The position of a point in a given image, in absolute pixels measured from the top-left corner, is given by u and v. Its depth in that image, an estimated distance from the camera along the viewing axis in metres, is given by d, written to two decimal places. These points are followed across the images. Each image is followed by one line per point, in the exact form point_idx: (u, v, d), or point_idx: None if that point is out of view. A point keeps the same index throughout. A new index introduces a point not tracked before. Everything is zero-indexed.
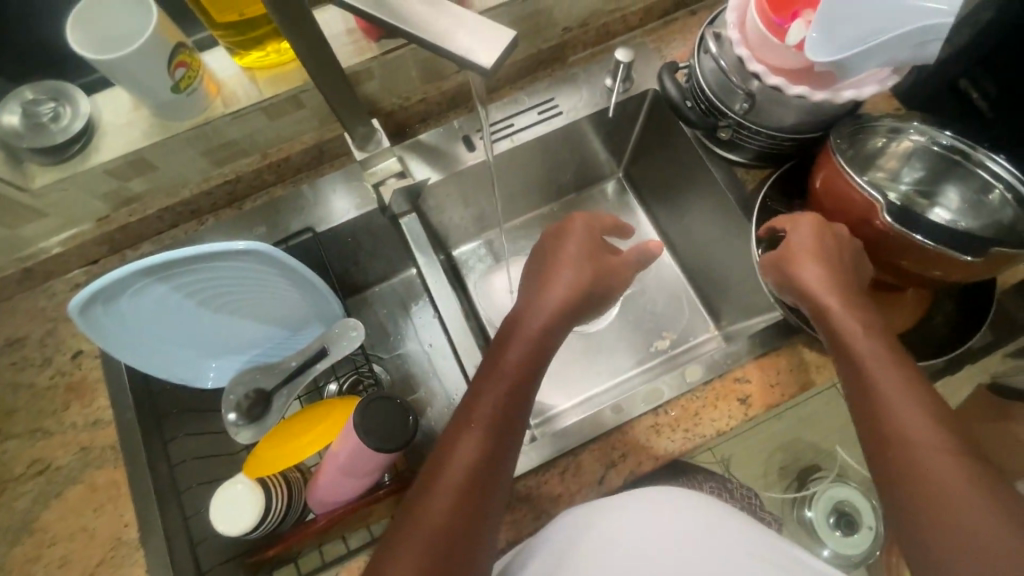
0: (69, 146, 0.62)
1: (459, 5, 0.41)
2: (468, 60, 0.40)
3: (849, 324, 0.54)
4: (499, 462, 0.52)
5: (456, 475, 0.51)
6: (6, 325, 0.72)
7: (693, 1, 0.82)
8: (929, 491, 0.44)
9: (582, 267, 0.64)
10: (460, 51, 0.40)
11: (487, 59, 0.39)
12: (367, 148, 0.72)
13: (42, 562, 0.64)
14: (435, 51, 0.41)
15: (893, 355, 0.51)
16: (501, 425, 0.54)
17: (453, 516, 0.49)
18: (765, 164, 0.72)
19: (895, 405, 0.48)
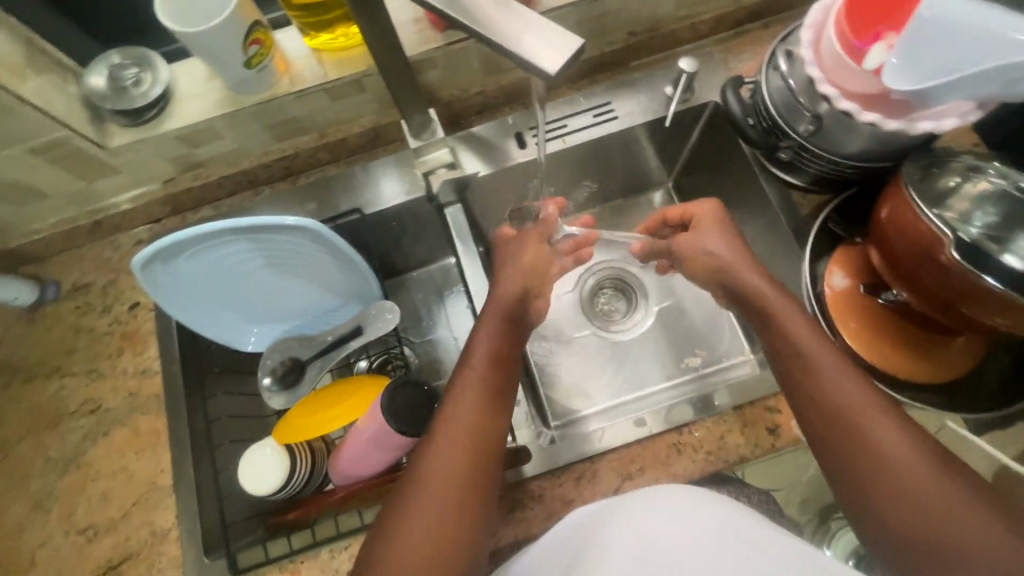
0: (148, 110, 0.66)
1: (527, 7, 0.41)
2: (532, 65, 0.40)
3: (810, 349, 0.54)
4: (487, 449, 0.55)
5: (444, 466, 0.53)
6: (75, 271, 0.78)
7: (767, 13, 0.80)
8: (897, 485, 0.47)
9: (517, 275, 0.65)
10: (525, 55, 0.40)
11: (551, 66, 0.40)
12: (421, 137, 0.70)
13: (85, 494, 0.69)
14: (500, 52, 0.41)
15: (836, 362, 0.53)
16: (483, 413, 0.56)
17: (447, 502, 0.52)
18: (824, 189, 0.71)
19: (835, 386, 0.51)
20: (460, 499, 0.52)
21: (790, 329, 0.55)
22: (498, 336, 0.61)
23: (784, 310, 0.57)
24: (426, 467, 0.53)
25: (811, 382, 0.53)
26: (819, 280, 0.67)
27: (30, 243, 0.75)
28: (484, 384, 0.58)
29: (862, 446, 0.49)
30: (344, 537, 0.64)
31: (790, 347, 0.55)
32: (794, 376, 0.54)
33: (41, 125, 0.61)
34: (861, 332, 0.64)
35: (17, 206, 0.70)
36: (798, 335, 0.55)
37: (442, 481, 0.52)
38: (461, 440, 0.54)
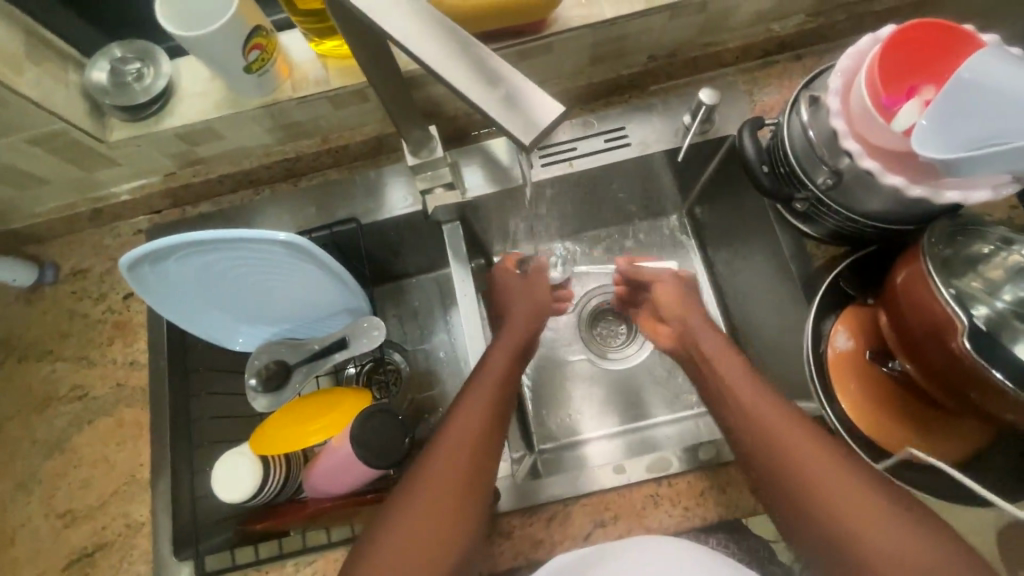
0: (148, 107, 0.66)
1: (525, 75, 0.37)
2: (505, 128, 0.36)
3: (722, 364, 0.60)
4: (490, 454, 0.57)
5: (452, 468, 0.55)
6: (75, 256, 0.78)
7: (801, 44, 0.75)
8: (810, 485, 0.49)
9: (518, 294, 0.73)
10: (500, 115, 0.36)
11: (524, 134, 0.35)
12: (418, 155, 0.65)
13: (66, 479, 0.70)
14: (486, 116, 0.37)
15: (740, 374, 0.59)
16: (492, 420, 0.59)
17: (449, 505, 0.53)
18: (841, 243, 0.66)
19: (789, 437, 0.52)
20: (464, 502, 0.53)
21: (734, 385, 0.58)
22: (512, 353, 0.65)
23: (728, 369, 0.60)
24: (433, 466, 0.55)
25: (768, 434, 0.53)
26: (822, 338, 0.63)
27: (32, 225, 0.76)
28: (496, 390, 0.61)
29: (823, 496, 0.48)
30: (310, 554, 0.65)
31: (740, 406, 0.56)
32: (746, 431, 0.55)
33: (39, 117, 0.60)
34: (859, 397, 0.61)
35: (19, 190, 0.71)
36: (740, 392, 0.57)
37: (449, 482, 0.54)
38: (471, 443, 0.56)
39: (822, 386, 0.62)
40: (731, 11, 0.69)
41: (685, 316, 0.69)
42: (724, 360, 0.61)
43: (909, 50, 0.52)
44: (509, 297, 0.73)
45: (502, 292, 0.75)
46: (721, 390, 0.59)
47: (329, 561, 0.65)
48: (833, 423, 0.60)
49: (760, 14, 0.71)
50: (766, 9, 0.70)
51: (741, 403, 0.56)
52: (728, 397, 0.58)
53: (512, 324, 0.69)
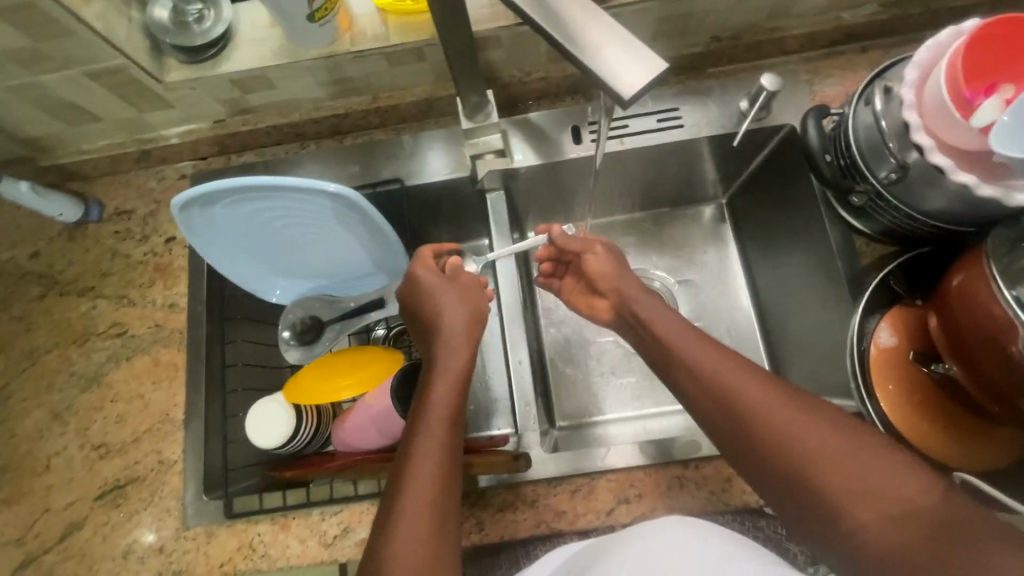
0: (207, 49, 0.65)
1: (615, 19, 0.39)
2: (605, 83, 0.37)
3: (698, 359, 0.53)
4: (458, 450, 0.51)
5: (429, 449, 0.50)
6: (120, 196, 0.79)
7: (867, 36, 0.73)
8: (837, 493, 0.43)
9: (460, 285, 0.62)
10: (602, 72, 0.38)
11: (625, 90, 0.37)
12: (474, 119, 0.66)
13: (102, 413, 0.72)
14: (575, 63, 0.39)
15: (724, 369, 0.51)
16: (451, 413, 0.53)
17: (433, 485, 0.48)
18: (890, 241, 0.67)
19: (796, 434, 0.46)
20: (448, 481, 0.49)
21: (725, 392, 0.50)
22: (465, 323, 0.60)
23: (716, 368, 0.52)
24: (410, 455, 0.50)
25: (773, 436, 0.47)
26: (863, 334, 0.63)
27: (80, 161, 0.77)
28: (454, 378, 0.55)
29: (851, 507, 0.43)
30: (337, 503, 0.66)
31: (746, 421, 0.48)
32: (744, 434, 0.48)
33: (102, 51, 0.61)
34: (897, 397, 0.60)
35: (72, 125, 0.71)
36: (744, 402, 0.49)
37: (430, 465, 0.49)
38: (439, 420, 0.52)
39: (863, 384, 0.61)
40: None
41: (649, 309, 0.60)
42: (714, 363, 0.52)
43: (995, 45, 0.51)
44: (431, 295, 0.61)
45: (420, 294, 0.62)
46: (708, 389, 0.51)
47: (353, 513, 0.66)
48: (871, 420, 0.60)
49: (831, 1, 0.69)
50: None
51: (737, 401, 0.49)
52: (711, 392, 0.51)
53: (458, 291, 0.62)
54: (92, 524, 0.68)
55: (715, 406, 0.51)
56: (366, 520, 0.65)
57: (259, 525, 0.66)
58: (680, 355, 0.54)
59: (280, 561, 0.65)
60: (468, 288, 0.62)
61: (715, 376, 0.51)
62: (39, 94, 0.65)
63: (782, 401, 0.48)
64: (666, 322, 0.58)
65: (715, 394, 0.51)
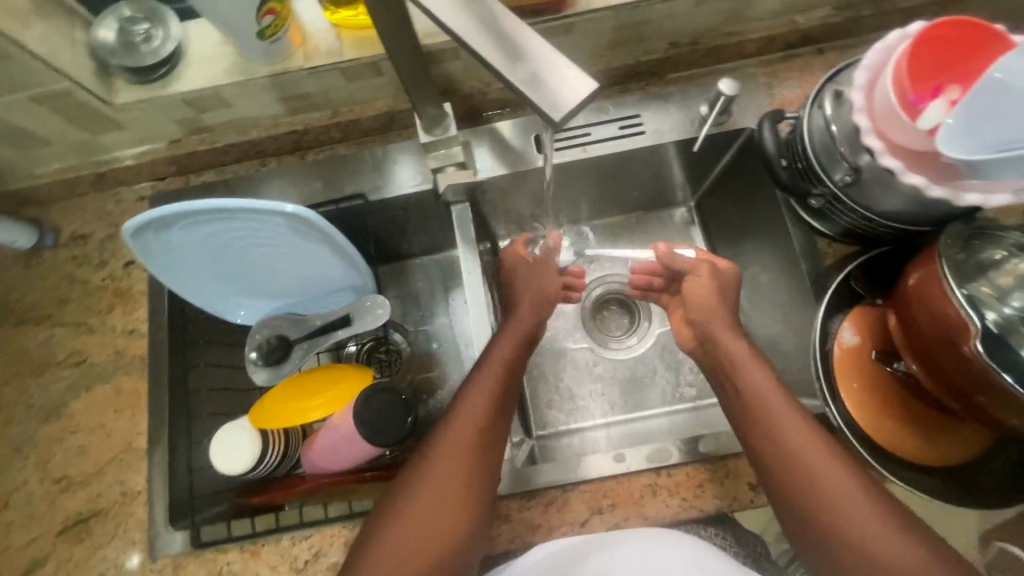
0: (156, 69, 0.64)
1: (543, 36, 0.38)
2: (535, 102, 0.36)
3: (741, 362, 0.58)
4: (489, 469, 0.57)
5: (451, 476, 0.55)
6: (75, 220, 0.77)
7: (823, 38, 0.74)
8: (818, 495, 0.50)
9: (525, 304, 0.67)
10: (531, 90, 0.36)
11: (553, 110, 0.36)
12: (433, 133, 0.66)
13: (63, 445, 0.70)
14: (504, 83, 0.37)
15: (763, 376, 0.57)
16: (489, 435, 0.58)
17: (452, 511, 0.54)
18: (851, 241, 0.67)
19: (800, 446, 0.53)
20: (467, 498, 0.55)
21: (759, 394, 0.56)
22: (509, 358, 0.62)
23: (754, 377, 0.57)
24: (433, 479, 0.55)
25: (779, 441, 0.53)
26: (827, 334, 0.63)
27: (33, 186, 0.74)
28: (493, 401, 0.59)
29: (825, 506, 0.50)
30: (307, 528, 0.65)
31: (766, 419, 0.55)
32: (759, 436, 0.55)
33: (44, 75, 0.59)
34: (861, 397, 0.60)
35: (20, 150, 0.69)
36: (768, 405, 0.55)
37: (450, 489, 0.55)
38: (465, 449, 0.56)
39: (827, 386, 0.61)
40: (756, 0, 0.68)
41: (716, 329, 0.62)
42: (753, 368, 0.58)
43: (937, 47, 0.51)
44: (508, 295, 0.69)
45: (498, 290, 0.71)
46: (740, 394, 0.57)
47: (325, 536, 0.65)
48: (836, 421, 0.60)
49: (785, 5, 0.70)
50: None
51: (760, 407, 0.55)
52: (747, 393, 0.57)
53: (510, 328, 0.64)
54: (55, 560, 0.66)
55: (742, 408, 0.57)
56: (338, 542, 0.64)
57: (229, 554, 0.65)
58: (735, 371, 0.58)
59: None
60: (517, 323, 0.65)
61: (748, 382, 0.57)
62: None
63: (797, 415, 0.54)
64: (732, 345, 0.60)
65: (747, 398, 0.56)
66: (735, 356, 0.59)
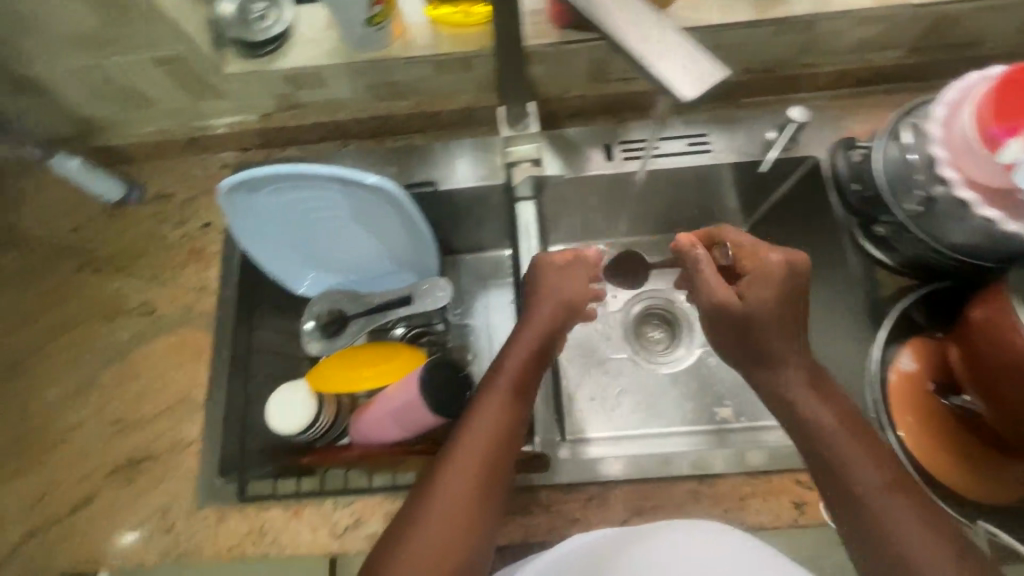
0: (267, 46, 0.69)
1: (682, 34, 0.44)
2: (669, 87, 0.42)
3: (776, 356, 0.55)
4: (505, 468, 0.54)
5: (462, 495, 0.51)
6: (161, 180, 0.81)
7: (892, 79, 0.77)
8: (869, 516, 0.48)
9: (556, 301, 0.63)
10: (668, 77, 0.43)
11: (687, 91, 0.42)
12: (513, 127, 0.70)
13: (124, 388, 0.72)
14: (645, 73, 0.44)
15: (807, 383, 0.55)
16: (503, 438, 0.55)
17: (462, 536, 0.50)
18: (912, 275, 0.68)
19: (893, 508, 0.48)
20: (484, 494, 0.52)
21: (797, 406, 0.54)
22: (523, 363, 0.59)
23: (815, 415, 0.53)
24: (447, 473, 0.52)
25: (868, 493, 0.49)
26: (884, 361, 0.64)
27: (128, 144, 0.79)
28: (508, 407, 0.56)
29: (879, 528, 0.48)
30: (350, 494, 0.66)
31: (816, 433, 0.52)
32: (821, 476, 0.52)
33: (169, 38, 0.63)
34: (916, 429, 0.61)
35: (126, 108, 0.74)
36: (812, 416, 0.53)
37: (462, 511, 0.51)
38: (477, 462, 0.53)
39: (882, 414, 0.62)
40: (833, 36, 0.71)
41: (786, 362, 0.55)
42: (794, 369, 0.55)
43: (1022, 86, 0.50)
44: (542, 279, 0.64)
45: (533, 269, 0.67)
46: (806, 440, 0.53)
47: (366, 505, 0.66)
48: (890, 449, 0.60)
49: (861, 43, 0.72)
50: (866, 40, 0.72)
51: (830, 459, 0.51)
52: (783, 394, 0.55)
53: (524, 336, 0.60)
54: (99, 503, 0.67)
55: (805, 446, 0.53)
56: (378, 513, 0.65)
57: (271, 511, 0.66)
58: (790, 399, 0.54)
59: (288, 549, 0.65)
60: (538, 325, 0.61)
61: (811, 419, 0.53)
62: (103, 75, 0.68)
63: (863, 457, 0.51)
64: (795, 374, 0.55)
65: (810, 443, 0.52)
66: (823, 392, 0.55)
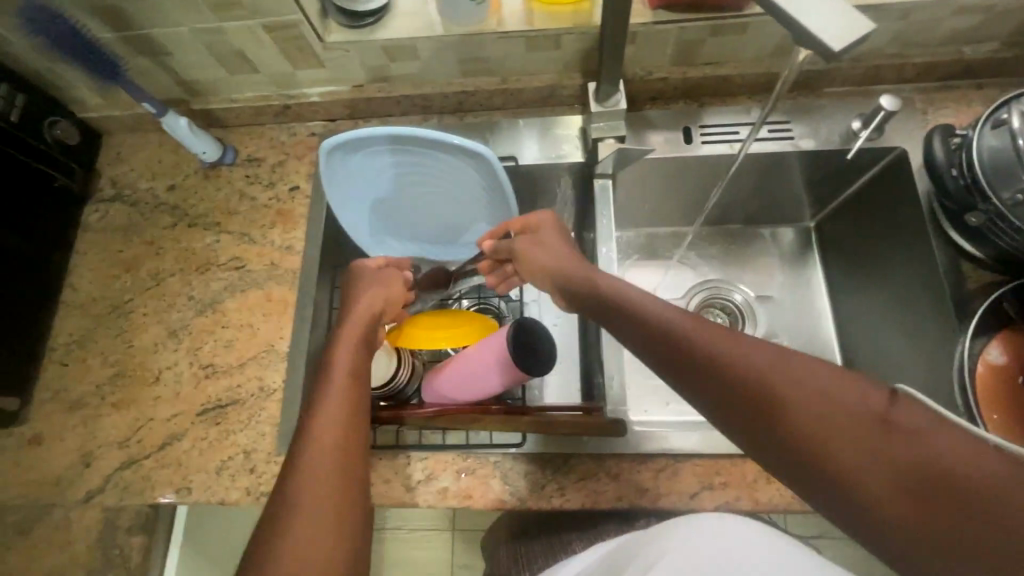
0: (368, 18, 0.72)
1: None
2: (814, 37, 0.41)
3: (692, 338, 0.46)
4: (358, 466, 0.50)
5: (318, 493, 0.46)
6: (253, 145, 0.86)
7: (984, 73, 0.76)
8: (880, 488, 0.34)
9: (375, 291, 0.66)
10: (811, 25, 0.41)
11: (835, 41, 0.40)
12: (603, 104, 0.72)
13: (213, 336, 0.77)
14: (784, 22, 0.42)
15: (733, 349, 0.43)
16: (350, 438, 0.51)
17: (323, 533, 0.44)
18: (1002, 270, 0.67)
19: (902, 473, 0.34)
20: (343, 491, 0.47)
21: (745, 371, 0.41)
22: (353, 358, 0.58)
23: (765, 378, 0.40)
24: (296, 482, 0.47)
25: (961, 483, 0.32)
26: (973, 353, 0.62)
27: (227, 109, 0.84)
28: (352, 410, 0.53)
29: (904, 502, 0.33)
30: (422, 450, 0.68)
31: (772, 405, 0.39)
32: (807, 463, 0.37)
33: (283, 5, 0.67)
34: (1005, 426, 0.59)
35: (231, 73, 0.79)
36: (763, 382, 0.40)
37: (319, 509, 0.45)
38: (328, 459, 0.49)
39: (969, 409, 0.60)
40: (928, 26, 0.70)
41: (703, 337, 0.45)
42: (716, 342, 0.44)
43: None
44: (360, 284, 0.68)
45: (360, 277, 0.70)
46: (769, 424, 0.39)
47: (438, 462, 0.68)
48: None
49: (957, 35, 0.72)
50: (965, 31, 0.71)
51: (809, 435, 0.37)
52: (711, 368, 0.43)
53: (348, 333, 0.61)
54: (190, 437, 0.72)
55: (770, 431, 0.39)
56: (450, 469, 0.67)
57: None
58: (724, 373, 0.42)
59: None
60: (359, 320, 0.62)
61: (765, 387, 0.40)
62: (217, 40, 0.72)
63: (842, 421, 0.37)
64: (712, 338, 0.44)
65: (776, 422, 0.39)
66: (815, 382, 0.39)
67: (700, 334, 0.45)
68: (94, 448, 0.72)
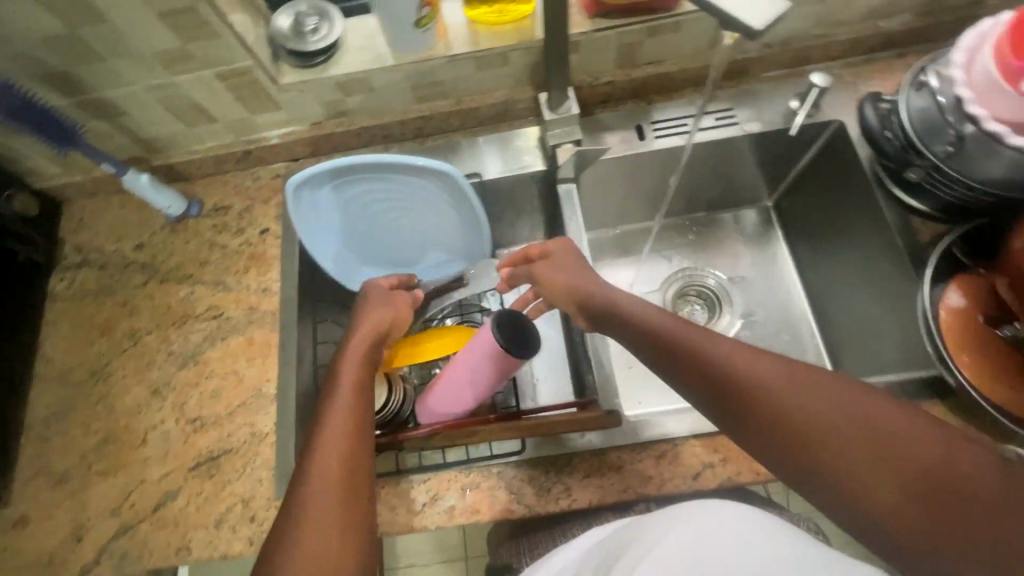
0: (318, 56, 0.74)
1: None
2: (737, 19, 0.44)
3: (695, 347, 0.53)
4: (360, 479, 0.51)
5: (323, 511, 0.48)
6: (218, 193, 0.86)
7: (902, 43, 0.82)
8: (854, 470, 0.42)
9: (381, 308, 0.66)
10: (731, 9, 0.44)
11: (755, 22, 0.44)
12: (555, 110, 0.74)
13: (199, 388, 0.76)
14: (707, 9, 0.45)
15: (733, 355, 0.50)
16: (352, 451, 0.52)
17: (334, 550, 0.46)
18: (950, 219, 0.71)
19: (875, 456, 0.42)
20: (347, 507, 0.48)
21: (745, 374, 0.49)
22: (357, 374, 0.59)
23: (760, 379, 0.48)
24: (301, 501, 0.48)
25: (931, 466, 0.40)
26: (934, 299, 0.65)
27: (188, 161, 0.84)
28: (353, 424, 0.54)
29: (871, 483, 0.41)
30: (424, 472, 0.67)
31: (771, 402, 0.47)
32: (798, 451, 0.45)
33: (234, 54, 0.69)
34: (975, 364, 0.62)
35: (188, 125, 0.79)
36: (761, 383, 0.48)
37: (325, 528, 0.47)
38: (334, 478, 0.50)
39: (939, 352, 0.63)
40: (845, 5, 0.75)
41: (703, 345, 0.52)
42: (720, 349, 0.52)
43: None
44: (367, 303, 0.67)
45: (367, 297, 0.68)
46: (765, 418, 0.47)
47: (441, 481, 0.67)
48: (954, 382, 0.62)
49: (872, 11, 0.77)
50: (879, 6, 0.76)
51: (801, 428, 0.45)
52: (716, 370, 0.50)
53: (352, 349, 0.61)
54: (185, 494, 0.70)
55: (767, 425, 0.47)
56: (454, 487, 0.67)
57: None
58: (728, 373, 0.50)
59: None
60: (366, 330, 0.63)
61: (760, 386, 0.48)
62: (171, 94, 0.73)
63: (827, 415, 0.44)
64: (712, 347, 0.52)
65: (773, 416, 0.46)
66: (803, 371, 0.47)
67: (704, 341, 0.53)
68: (86, 520, 0.70)
